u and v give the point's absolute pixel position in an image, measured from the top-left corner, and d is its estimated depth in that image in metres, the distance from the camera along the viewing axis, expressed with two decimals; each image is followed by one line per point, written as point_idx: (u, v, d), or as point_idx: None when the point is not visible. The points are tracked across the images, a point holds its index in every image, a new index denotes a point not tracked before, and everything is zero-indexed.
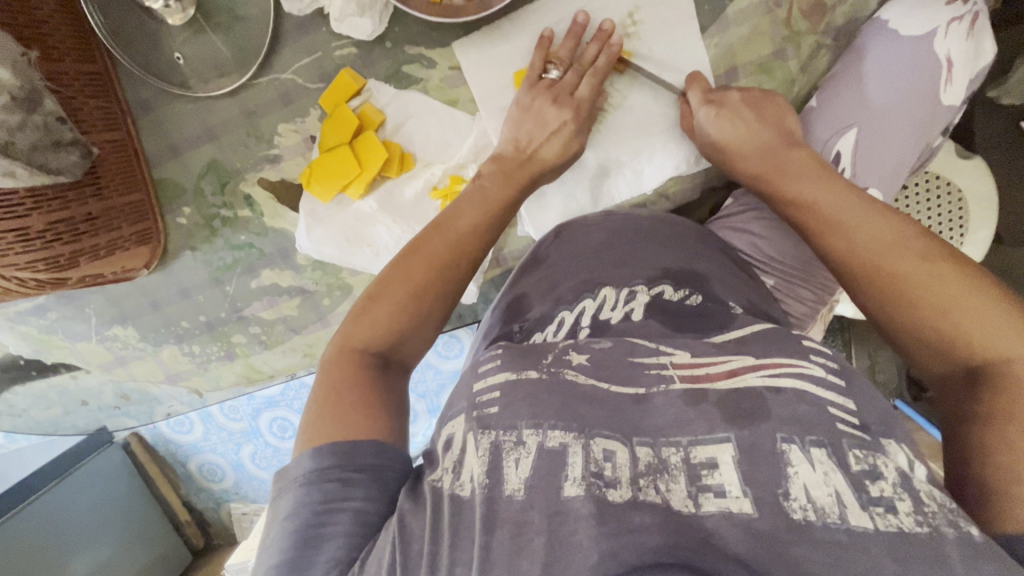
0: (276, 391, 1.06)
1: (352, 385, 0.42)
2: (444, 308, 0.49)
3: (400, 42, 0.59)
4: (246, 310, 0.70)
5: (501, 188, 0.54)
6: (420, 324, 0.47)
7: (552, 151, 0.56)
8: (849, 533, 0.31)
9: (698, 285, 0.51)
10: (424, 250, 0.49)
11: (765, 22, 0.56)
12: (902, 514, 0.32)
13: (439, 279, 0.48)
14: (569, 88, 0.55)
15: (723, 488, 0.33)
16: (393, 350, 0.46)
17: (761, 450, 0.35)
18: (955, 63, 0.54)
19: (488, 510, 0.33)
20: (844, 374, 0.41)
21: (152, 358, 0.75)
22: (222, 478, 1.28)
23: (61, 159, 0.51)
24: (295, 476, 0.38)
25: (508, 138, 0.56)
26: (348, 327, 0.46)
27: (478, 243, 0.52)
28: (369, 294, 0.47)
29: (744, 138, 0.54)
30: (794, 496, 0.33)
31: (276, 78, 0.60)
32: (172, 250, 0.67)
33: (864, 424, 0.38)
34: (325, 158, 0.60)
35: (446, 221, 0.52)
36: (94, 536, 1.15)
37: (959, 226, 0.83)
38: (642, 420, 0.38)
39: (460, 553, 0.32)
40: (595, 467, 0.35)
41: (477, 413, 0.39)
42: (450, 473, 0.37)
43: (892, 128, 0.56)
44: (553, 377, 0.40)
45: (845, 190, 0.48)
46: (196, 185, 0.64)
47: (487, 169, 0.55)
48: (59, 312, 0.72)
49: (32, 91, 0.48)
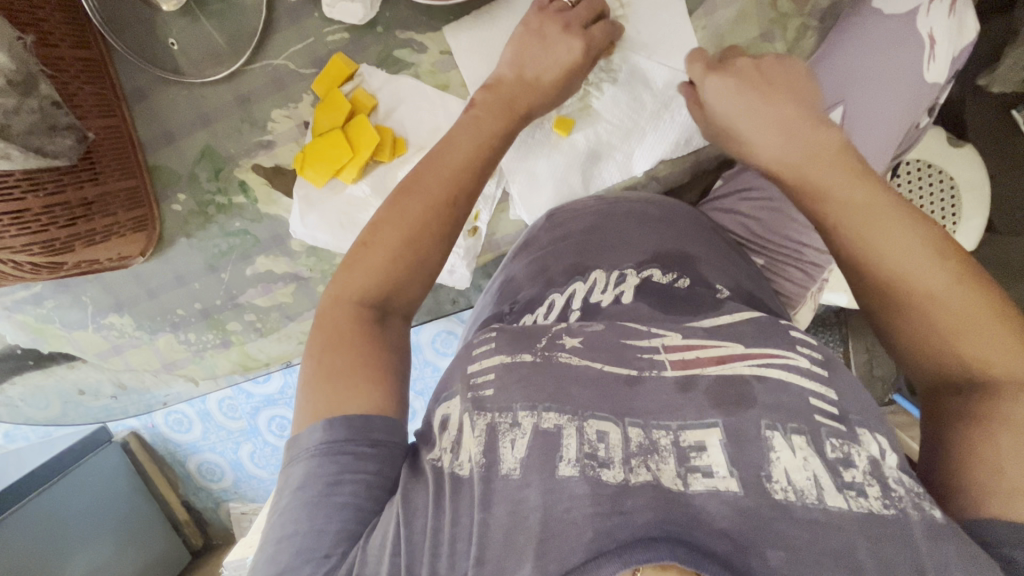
0: (274, 389, 1.07)
1: (352, 337, 0.42)
2: (439, 246, 0.47)
3: (391, 27, 0.60)
4: (242, 298, 0.71)
5: (495, 124, 0.52)
6: (417, 271, 0.46)
7: (550, 78, 0.53)
8: (824, 511, 0.31)
9: (687, 267, 0.51)
10: (418, 191, 0.48)
11: (751, 5, 0.57)
12: (873, 497, 0.33)
13: (434, 217, 0.47)
14: (579, 21, 0.54)
15: (711, 469, 0.34)
16: (388, 298, 0.45)
17: (747, 435, 0.35)
18: (938, 41, 0.55)
19: (484, 489, 0.34)
20: (828, 366, 0.41)
21: (148, 347, 0.75)
22: (220, 477, 1.29)
23: (57, 144, 0.52)
24: (307, 446, 0.38)
25: (510, 65, 0.54)
26: (344, 277, 0.45)
27: (472, 179, 0.50)
28: (363, 240, 0.46)
29: (760, 116, 0.49)
30: (776, 478, 0.33)
31: (269, 64, 0.61)
32: (167, 238, 0.68)
33: (843, 414, 0.38)
34: (318, 143, 0.61)
35: (437, 156, 0.49)
36: (93, 531, 1.15)
37: (951, 216, 0.84)
38: (635, 402, 0.38)
39: (461, 530, 0.33)
40: (589, 448, 0.35)
41: (472, 394, 0.39)
42: (449, 453, 0.38)
43: (878, 111, 0.57)
44: (547, 362, 0.40)
45: (876, 191, 0.45)
46: (191, 171, 0.65)
47: (481, 98, 0.53)
48: (55, 301, 0.72)
49: (27, 75, 0.49)
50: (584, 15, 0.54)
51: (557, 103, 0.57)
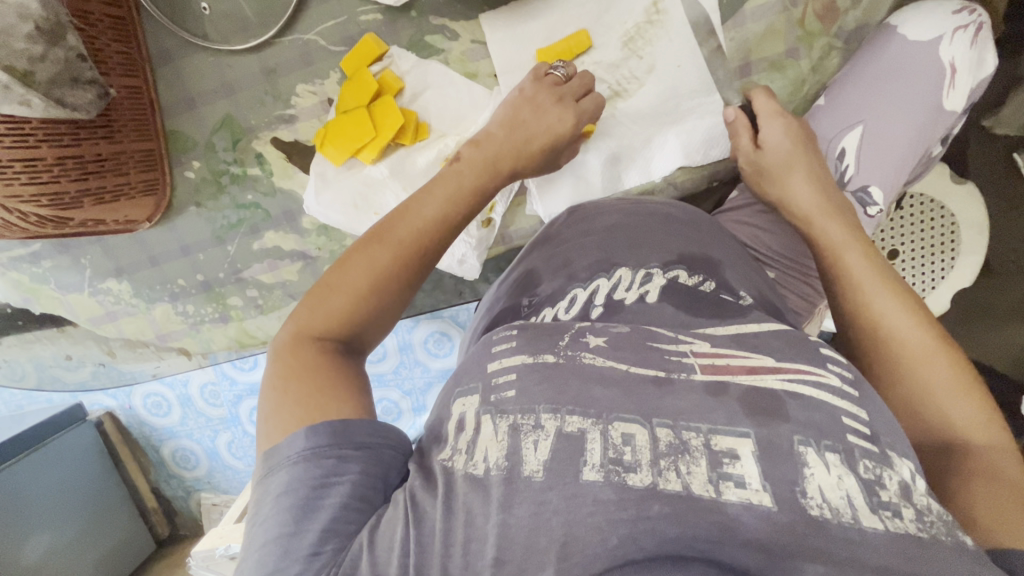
0: (261, 377, 1.04)
1: (311, 369, 0.40)
2: (404, 292, 0.46)
3: (425, 12, 0.60)
4: (246, 272, 0.70)
5: (474, 179, 0.51)
6: (377, 319, 0.45)
7: (519, 134, 0.54)
8: (861, 532, 0.31)
9: (712, 272, 0.51)
10: (383, 240, 0.46)
11: (781, 20, 0.58)
12: (907, 518, 0.32)
13: (403, 266, 0.45)
14: (578, 92, 0.57)
15: (744, 480, 0.32)
16: (354, 335, 0.44)
17: (780, 449, 0.34)
18: (958, 70, 0.56)
19: (504, 491, 0.33)
20: (858, 385, 0.40)
21: (144, 317, 0.73)
22: (196, 465, 1.25)
23: (78, 96, 0.52)
24: (288, 455, 0.37)
25: (504, 124, 0.55)
26: (305, 311, 0.43)
27: (444, 235, 0.48)
28: (325, 282, 0.44)
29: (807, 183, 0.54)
30: (811, 495, 0.32)
31: (299, 39, 0.61)
32: (177, 206, 0.67)
33: (875, 433, 0.37)
34: (342, 120, 0.61)
35: (411, 207, 0.48)
36: (59, 511, 1.11)
37: (951, 250, 0.87)
38: (662, 402, 0.37)
39: (475, 531, 0.32)
40: (614, 453, 0.34)
41: (493, 397, 0.39)
42: (462, 454, 0.37)
43: (900, 136, 0.57)
44: (570, 362, 0.40)
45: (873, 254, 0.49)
46: (208, 140, 0.64)
47: (467, 156, 0.53)
48: (53, 261, 0.71)
49: (57, 24, 0.49)
50: (579, 89, 0.57)
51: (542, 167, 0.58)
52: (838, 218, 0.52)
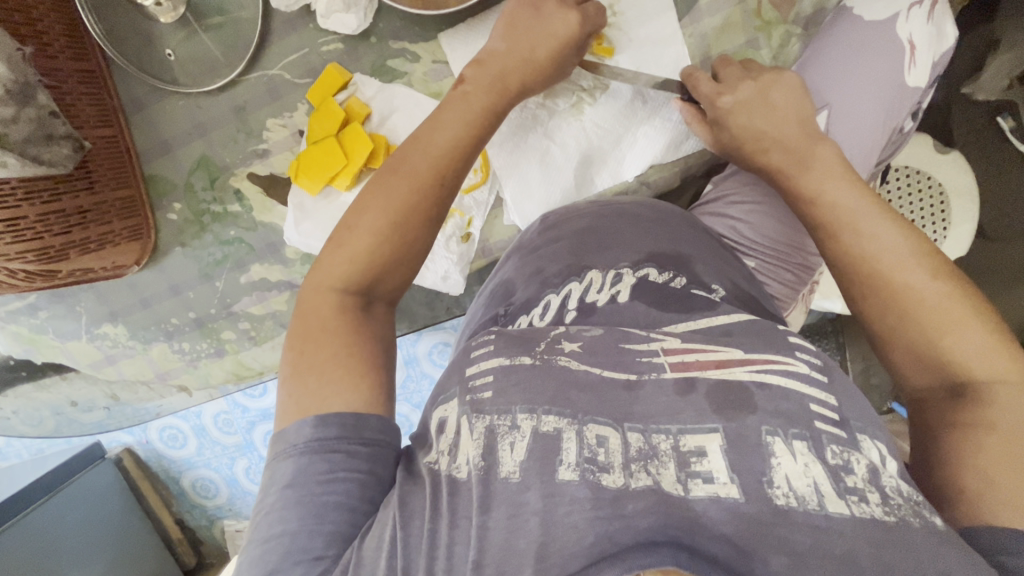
0: (270, 403, 1.06)
1: (333, 321, 0.43)
2: (427, 232, 0.48)
3: (384, 37, 0.62)
4: (236, 306, 0.71)
5: (483, 100, 0.52)
6: (404, 256, 0.47)
7: (545, 51, 0.53)
8: (826, 518, 0.31)
9: (682, 267, 0.51)
10: (401, 170, 0.48)
11: (737, 12, 0.59)
12: (873, 503, 0.33)
13: (422, 199, 0.47)
14: None
15: (712, 475, 0.33)
16: (376, 283, 0.45)
17: (747, 441, 0.34)
18: (918, 45, 0.57)
19: (483, 493, 0.33)
20: (826, 371, 0.41)
21: (142, 358, 0.75)
22: (215, 495, 1.27)
23: (53, 152, 0.53)
24: (295, 443, 0.38)
25: (503, 40, 0.54)
26: (327, 264, 0.45)
27: (455, 161, 0.49)
28: (348, 221, 0.46)
29: (764, 109, 0.54)
30: (777, 484, 0.33)
31: (264, 75, 0.63)
32: (162, 247, 0.68)
33: (844, 419, 0.38)
34: (314, 150, 0.61)
35: (425, 135, 0.49)
36: (86, 550, 1.12)
37: (942, 220, 0.83)
38: (633, 407, 0.37)
39: (459, 534, 0.32)
40: (589, 453, 0.34)
41: (469, 398, 0.39)
42: (446, 456, 0.37)
43: (868, 113, 0.57)
44: (546, 364, 0.40)
45: (862, 196, 0.49)
46: (186, 181, 0.66)
47: (470, 74, 0.53)
48: (50, 311, 0.72)
49: (26, 85, 0.50)
50: None
51: (551, 84, 0.57)
52: (817, 167, 0.52)
